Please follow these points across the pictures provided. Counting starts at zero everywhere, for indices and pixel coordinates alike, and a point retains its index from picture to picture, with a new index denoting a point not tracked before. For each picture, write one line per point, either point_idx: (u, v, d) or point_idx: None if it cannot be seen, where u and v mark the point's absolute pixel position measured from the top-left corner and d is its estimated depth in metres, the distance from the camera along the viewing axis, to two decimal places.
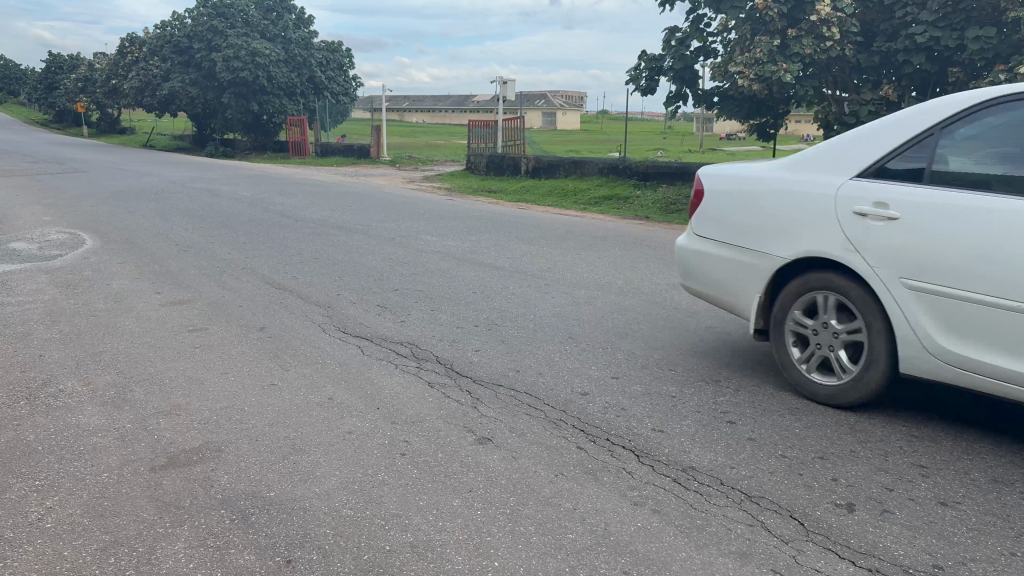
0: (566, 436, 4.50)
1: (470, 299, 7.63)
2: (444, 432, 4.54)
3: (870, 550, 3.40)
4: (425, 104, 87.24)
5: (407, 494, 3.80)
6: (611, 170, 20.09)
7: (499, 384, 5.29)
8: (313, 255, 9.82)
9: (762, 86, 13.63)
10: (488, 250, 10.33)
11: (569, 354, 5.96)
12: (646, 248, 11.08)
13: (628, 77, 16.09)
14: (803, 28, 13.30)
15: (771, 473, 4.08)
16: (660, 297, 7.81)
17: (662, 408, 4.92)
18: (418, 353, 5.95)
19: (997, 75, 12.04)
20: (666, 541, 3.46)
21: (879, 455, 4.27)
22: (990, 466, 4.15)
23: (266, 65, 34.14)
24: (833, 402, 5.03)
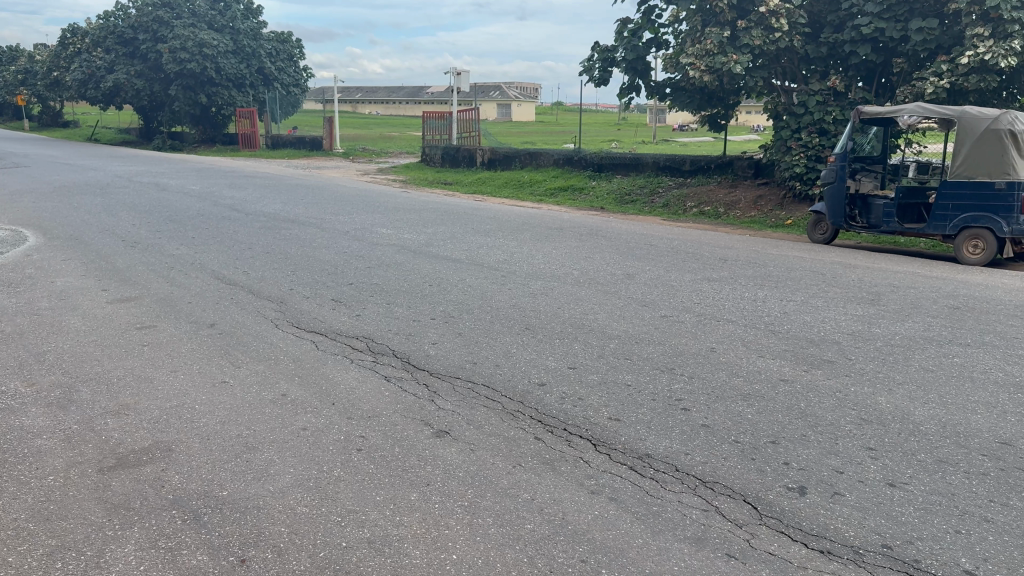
0: (524, 427, 4.50)
1: (425, 292, 7.58)
2: (401, 426, 4.50)
3: (822, 532, 3.47)
4: (378, 95, 86.44)
5: (363, 490, 3.76)
6: (566, 161, 20.15)
7: (456, 377, 5.28)
8: (265, 249, 9.67)
9: (713, 77, 13.82)
10: (443, 243, 10.29)
11: (526, 345, 5.96)
12: (601, 238, 11.14)
13: (582, 69, 16.15)
14: (753, 19, 13.48)
15: (725, 459, 4.14)
16: (615, 287, 7.85)
17: (618, 397, 4.95)
18: (374, 348, 5.89)
19: (939, 66, 12.30)
20: (624, 529, 3.48)
21: (829, 439, 4.35)
22: (935, 447, 4.25)
23: (214, 57, 33.54)
24: (784, 387, 5.11)
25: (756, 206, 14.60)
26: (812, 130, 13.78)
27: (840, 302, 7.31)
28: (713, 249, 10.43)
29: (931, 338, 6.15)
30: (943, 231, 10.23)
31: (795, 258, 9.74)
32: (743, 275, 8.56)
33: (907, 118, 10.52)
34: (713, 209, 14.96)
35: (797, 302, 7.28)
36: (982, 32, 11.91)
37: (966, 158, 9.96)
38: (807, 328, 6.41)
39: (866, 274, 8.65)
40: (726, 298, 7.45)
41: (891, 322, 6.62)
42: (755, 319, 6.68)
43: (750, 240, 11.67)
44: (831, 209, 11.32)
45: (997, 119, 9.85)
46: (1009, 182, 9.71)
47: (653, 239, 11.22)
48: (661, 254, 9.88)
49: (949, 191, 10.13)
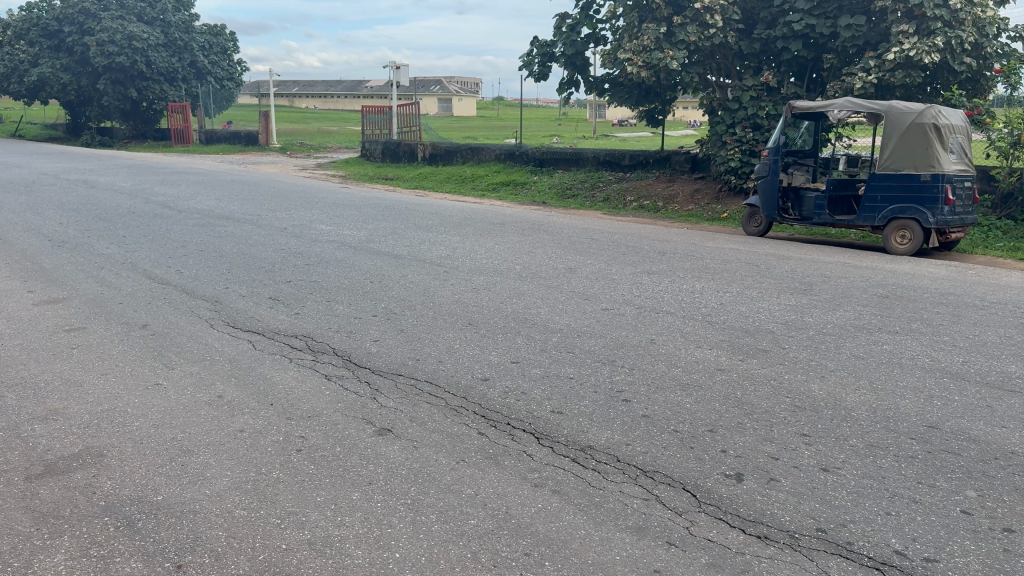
0: (467, 423, 4.49)
1: (366, 288, 7.50)
2: (342, 425, 4.45)
3: (758, 518, 3.55)
4: (316, 89, 85.20)
5: (303, 491, 3.71)
6: (508, 156, 20.15)
7: (398, 374, 5.24)
8: (199, 247, 9.45)
9: (650, 73, 14.00)
10: (385, 239, 10.19)
11: (469, 341, 5.94)
12: (543, 233, 11.17)
13: (522, 64, 16.17)
14: (688, 16, 13.69)
15: (665, 448, 4.20)
16: (557, 281, 7.89)
17: (560, 390, 4.98)
18: (314, 346, 5.81)
19: (867, 62, 12.67)
20: (566, 521, 3.50)
21: (765, 427, 4.45)
22: (866, 432, 4.39)
23: (144, 50, 32.60)
24: (721, 377, 5.22)
25: (693, 200, 14.84)
26: (745, 125, 14.07)
27: (775, 292, 7.47)
28: (652, 242, 10.57)
29: (862, 326, 6.34)
30: (872, 223, 10.55)
31: (731, 250, 9.93)
32: (682, 268, 8.69)
33: (837, 113, 10.87)
34: (652, 202, 15.15)
35: (733, 293, 7.42)
36: (906, 29, 12.34)
37: (892, 152, 10.26)
38: (743, 319, 6.54)
39: (800, 265, 8.86)
40: (665, 290, 7.56)
41: (823, 311, 6.80)
42: (693, 311, 6.79)
43: (688, 233, 11.85)
44: (765, 203, 11.56)
45: (921, 113, 10.21)
46: (933, 174, 10.04)
47: (595, 233, 11.30)
48: (602, 248, 9.95)
49: (878, 183, 10.45)
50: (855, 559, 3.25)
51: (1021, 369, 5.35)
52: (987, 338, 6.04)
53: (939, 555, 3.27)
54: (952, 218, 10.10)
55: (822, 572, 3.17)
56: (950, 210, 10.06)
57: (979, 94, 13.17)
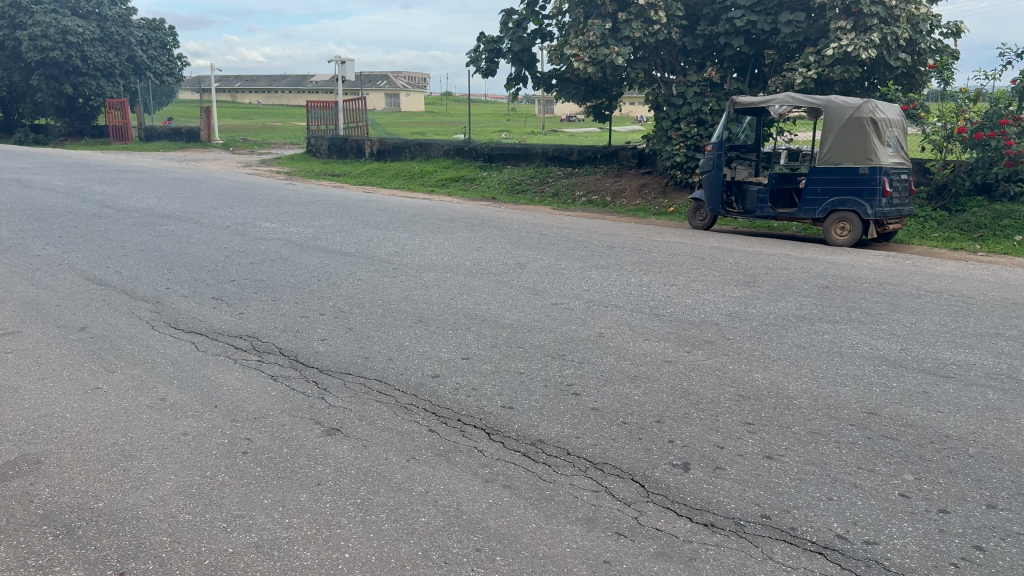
0: (417, 420, 4.48)
1: (312, 287, 7.41)
2: (289, 426, 4.40)
3: (705, 506, 3.61)
4: (260, 84, 83.77)
5: (249, 494, 3.66)
6: (456, 151, 20.08)
7: (347, 373, 5.20)
8: (139, 247, 9.24)
9: (596, 68, 14.10)
10: (331, 236, 10.07)
11: (419, 338, 5.92)
12: (492, 228, 11.17)
13: (469, 60, 16.14)
14: (633, 12, 13.81)
15: (614, 440, 4.24)
16: (506, 277, 7.91)
17: (510, 385, 4.99)
18: (259, 346, 5.72)
19: (807, 58, 12.93)
20: (517, 515, 3.52)
21: (710, 416, 4.53)
22: (808, 419, 4.49)
23: (80, 45, 31.68)
24: (668, 368, 5.29)
25: (641, 194, 14.99)
26: (690, 120, 14.26)
27: (719, 284, 7.60)
28: (601, 236, 10.66)
29: (803, 316, 6.48)
30: (813, 215, 10.78)
31: (677, 244, 10.07)
32: (629, 262, 8.77)
33: (778, 108, 11.08)
34: (600, 197, 15.27)
35: (679, 286, 7.52)
36: (844, 26, 12.64)
37: (832, 146, 10.50)
38: (689, 311, 6.64)
39: (744, 257, 9.02)
40: (614, 284, 7.62)
41: (766, 302, 6.94)
42: (640, 304, 6.87)
43: (636, 228, 11.97)
44: (710, 196, 11.76)
45: (858, 107, 10.48)
46: (871, 167, 10.31)
47: (544, 228, 11.34)
48: (551, 243, 10.00)
49: (818, 176, 10.68)
50: (798, 544, 3.33)
51: (955, 355, 5.54)
52: (924, 326, 6.23)
53: (879, 537, 3.37)
54: (890, 209, 10.38)
55: (767, 557, 3.24)
56: (888, 202, 10.33)
57: (913, 89, 13.55)
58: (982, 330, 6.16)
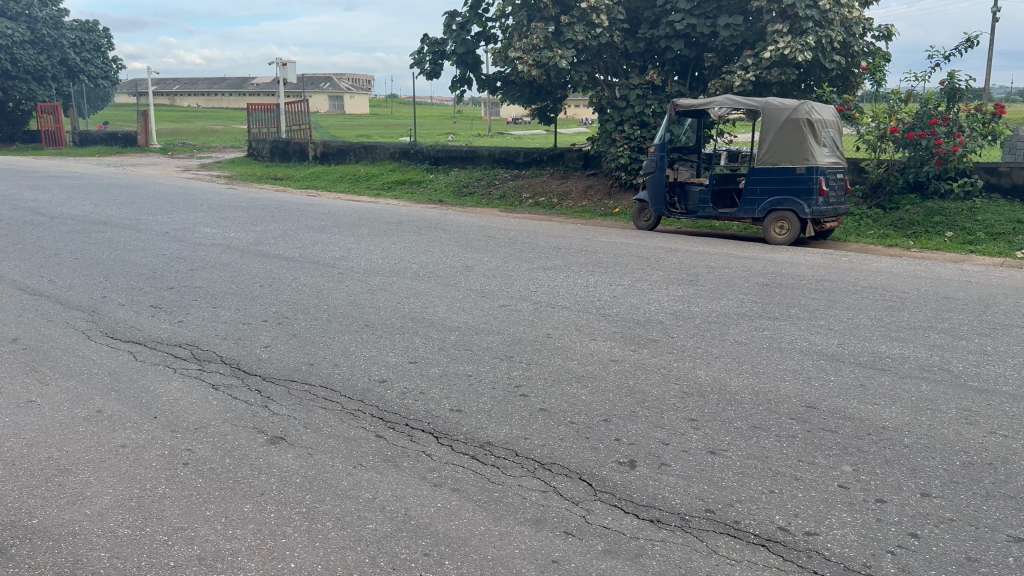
0: (364, 426, 4.44)
1: (255, 293, 7.30)
2: (231, 435, 4.32)
3: (651, 502, 3.66)
4: (200, 87, 82.15)
5: (191, 506, 3.58)
6: (402, 154, 19.99)
7: (291, 380, 5.13)
8: (73, 255, 8.97)
9: (540, 71, 14.17)
10: (274, 241, 9.92)
11: (365, 342, 5.88)
12: (439, 231, 11.14)
13: (413, 62, 16.07)
14: (575, 15, 13.91)
15: (561, 440, 4.27)
16: (454, 280, 7.89)
17: (458, 388, 4.98)
18: (200, 355, 5.62)
19: (746, 60, 13.19)
20: (466, 518, 3.52)
21: (655, 414, 4.59)
22: (750, 414, 4.59)
23: (8, 47, 30.59)
24: (615, 367, 5.35)
25: (587, 196, 15.11)
26: (633, 123, 14.44)
27: (663, 284, 7.70)
28: (547, 238, 10.72)
29: (744, 313, 6.62)
30: (753, 215, 11.01)
31: (622, 244, 10.18)
32: (576, 262, 8.84)
33: (718, 110, 11.30)
34: (547, 199, 15.34)
35: (624, 286, 7.60)
36: (780, 29, 12.91)
37: (770, 147, 10.74)
38: (634, 310, 6.71)
39: (687, 256, 9.16)
40: (561, 285, 7.66)
41: (709, 300, 7.06)
42: (586, 304, 6.93)
43: (582, 229, 12.07)
44: (653, 197, 11.93)
45: (795, 109, 10.71)
46: (808, 167, 10.58)
47: (491, 231, 11.36)
48: (498, 245, 10.01)
49: (757, 177, 10.91)
50: (742, 537, 3.39)
51: (890, 348, 5.71)
52: (859, 321, 6.41)
53: (820, 528, 3.45)
54: (826, 208, 10.65)
55: (712, 551, 3.29)
56: (824, 201, 10.61)
57: (848, 91, 14.00)
58: (915, 323, 6.35)
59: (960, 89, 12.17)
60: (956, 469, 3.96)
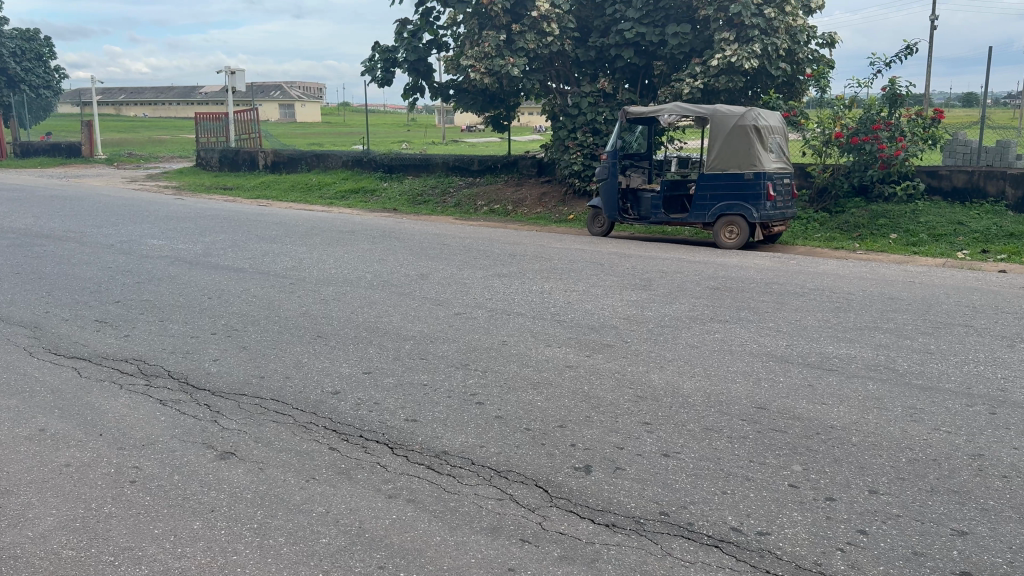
0: (317, 439, 4.39)
1: (205, 305, 7.18)
2: (180, 451, 4.24)
3: (606, 506, 3.68)
4: (146, 96, 80.62)
5: (138, 525, 3.50)
6: (354, 162, 19.86)
7: (242, 394, 5.05)
8: (14, 269, 8.72)
9: (493, 79, 14.21)
10: (223, 252, 9.77)
11: (318, 354, 5.82)
12: (393, 240, 11.09)
13: (364, 69, 15.98)
14: (526, 23, 13.98)
15: (517, 447, 4.27)
16: (408, 288, 7.86)
17: (414, 398, 4.95)
18: (147, 370, 5.50)
19: (694, 68, 13.39)
20: (421, 529, 3.50)
21: (610, 418, 4.62)
22: (702, 416, 4.65)
23: None
24: (570, 373, 5.38)
25: (541, 203, 15.18)
26: (586, 130, 14.56)
27: (617, 289, 7.77)
28: (502, 245, 10.73)
29: (696, 317, 6.71)
30: (704, 220, 11.17)
31: (576, 250, 10.25)
32: (530, 269, 8.87)
33: (667, 117, 11.46)
34: (502, 206, 15.37)
35: (579, 292, 7.65)
36: (727, 37, 13.13)
37: (718, 153, 10.92)
38: (588, 316, 6.75)
39: (640, 262, 9.26)
40: (515, 292, 7.68)
41: (661, 304, 7.14)
42: (541, 311, 6.95)
43: (536, 236, 12.12)
44: (607, 204, 12.05)
45: (742, 116, 10.91)
46: (756, 172, 10.77)
47: (445, 238, 11.34)
48: (453, 252, 10.00)
49: (707, 182, 11.08)
50: (695, 538, 3.43)
51: (837, 349, 5.83)
52: (807, 322, 6.54)
53: (771, 527, 3.51)
54: (774, 212, 10.86)
55: (666, 553, 3.32)
56: (772, 206, 10.81)
57: (793, 97, 14.30)
58: (860, 324, 6.50)
59: (901, 95, 12.55)
60: (902, 466, 4.05)
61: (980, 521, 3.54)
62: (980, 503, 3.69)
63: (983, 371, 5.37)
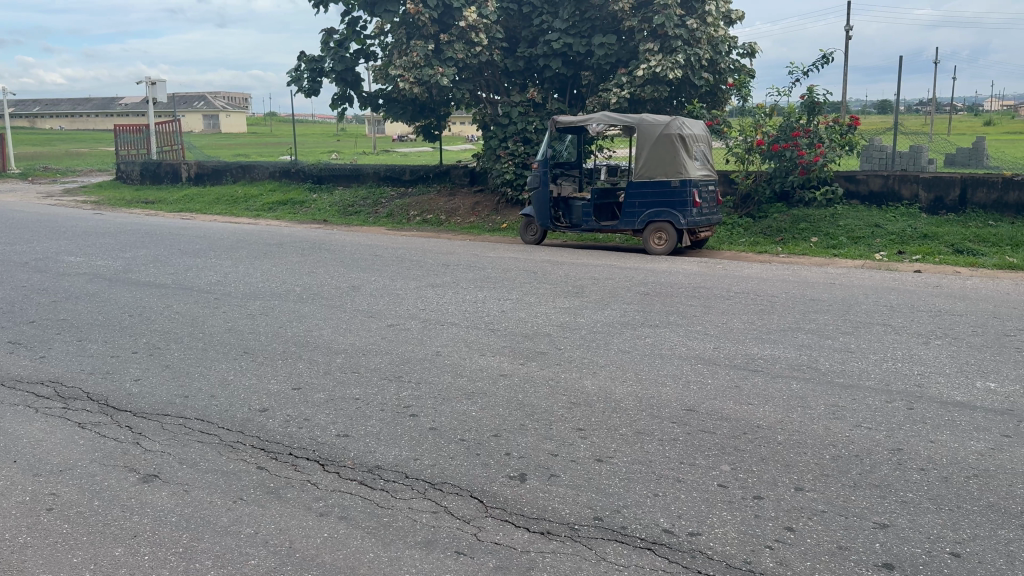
0: (245, 458, 4.29)
1: (125, 324, 6.95)
2: (100, 476, 4.09)
3: (541, 514, 3.69)
4: (63, 108, 77.86)
5: (55, 554, 3.36)
6: (282, 173, 19.54)
7: (165, 414, 4.90)
8: None
9: (422, 89, 14.16)
10: (145, 268, 9.48)
11: (245, 370, 5.69)
12: (323, 252, 10.94)
13: (290, 79, 15.76)
14: (454, 33, 14.00)
15: (452, 459, 4.26)
16: (339, 301, 7.76)
17: (346, 412, 4.89)
18: (64, 392, 5.29)
19: (620, 78, 13.61)
20: (353, 546, 3.45)
21: (544, 426, 4.64)
22: (634, 420, 4.71)
23: None
24: (504, 381, 5.38)
25: (474, 212, 15.19)
26: (516, 139, 14.65)
27: (550, 296, 7.82)
28: (434, 255, 10.69)
29: (627, 322, 6.80)
30: (633, 227, 11.36)
31: (508, 259, 10.28)
32: (463, 278, 8.85)
33: (596, 126, 11.62)
34: (435, 216, 15.32)
35: (512, 301, 7.67)
36: (652, 47, 13.38)
37: (645, 161, 11.12)
38: (521, 324, 6.77)
39: (572, 269, 9.34)
40: (449, 302, 7.66)
41: (594, 311, 7.22)
42: (475, 320, 6.95)
43: (469, 245, 12.11)
44: (539, 212, 12.14)
45: (667, 124, 11.11)
46: (682, 180, 11.00)
47: (377, 249, 11.24)
48: (385, 263, 9.92)
49: (635, 190, 11.26)
50: (628, 542, 3.47)
51: (763, 350, 5.99)
52: (734, 325, 6.70)
53: (702, 528, 3.57)
54: (700, 218, 11.10)
55: (600, 558, 3.35)
56: (698, 212, 11.05)
57: (717, 106, 14.66)
58: (785, 325, 6.69)
59: (818, 102, 12.97)
60: (827, 462, 4.18)
61: (900, 513, 3.67)
62: (900, 496, 3.82)
63: (900, 368, 5.58)
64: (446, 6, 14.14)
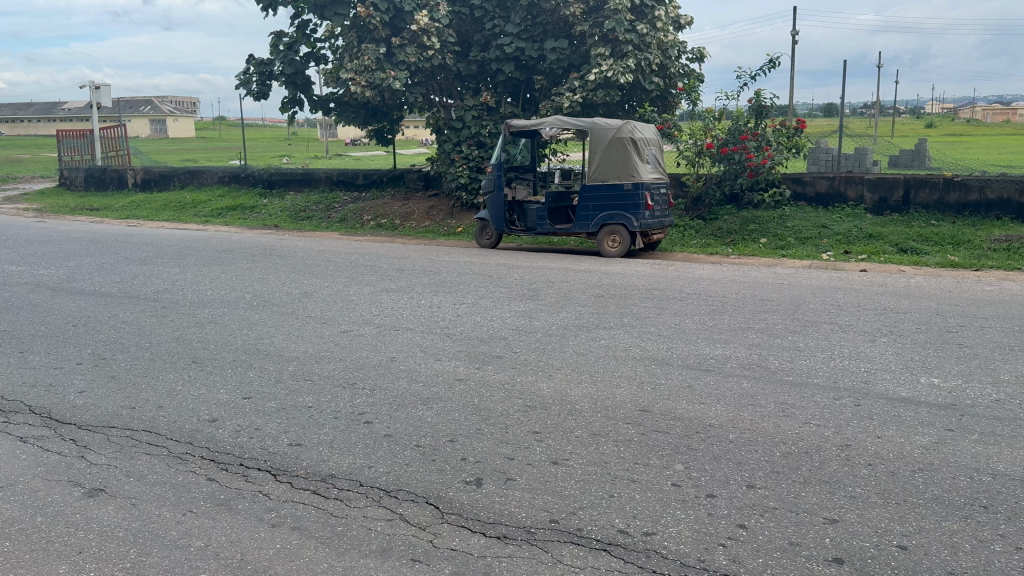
0: (194, 470, 4.21)
1: (69, 334, 6.77)
2: (43, 491, 3.97)
3: (497, 518, 3.69)
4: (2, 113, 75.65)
5: None
6: (233, 179, 19.23)
7: (111, 426, 4.78)
8: None
9: (374, 92, 14.06)
10: (89, 277, 9.25)
11: (194, 380, 5.58)
12: (275, 258, 10.80)
13: (239, 83, 15.53)
14: (405, 37, 13.95)
15: (407, 465, 4.23)
16: (292, 307, 7.66)
17: (299, 421, 4.83)
18: (4, 406, 5.13)
19: (573, 82, 13.70)
20: (307, 557, 3.40)
21: (500, 430, 4.64)
22: (589, 422, 4.73)
23: None
24: (459, 386, 5.36)
25: (428, 216, 15.14)
26: (470, 143, 14.65)
27: (505, 300, 7.82)
28: (388, 260, 10.62)
29: (582, 325, 6.83)
30: (587, 230, 11.44)
31: (463, 263, 10.27)
32: (417, 283, 8.81)
33: (549, 130, 11.66)
34: (389, 220, 15.23)
35: (467, 305, 7.66)
36: (603, 52, 13.49)
37: (598, 165, 11.20)
38: (476, 328, 6.76)
39: (527, 272, 9.36)
40: (403, 307, 7.61)
41: (548, 314, 7.24)
42: (430, 325, 6.92)
43: (423, 249, 12.06)
44: (493, 216, 12.15)
45: (619, 128, 11.20)
46: (634, 183, 11.09)
47: (330, 255, 11.13)
48: (338, 269, 9.82)
49: (589, 193, 11.34)
50: (584, 544, 3.48)
51: (714, 350, 6.07)
52: (686, 325, 6.78)
53: (656, 527, 3.60)
54: (652, 221, 11.22)
55: (557, 561, 3.36)
56: (650, 215, 11.16)
57: (667, 110, 14.85)
58: (737, 325, 6.78)
59: (765, 106, 13.25)
60: (777, 460, 4.25)
61: (849, 508, 3.75)
62: (848, 491, 3.91)
63: (848, 365, 5.71)
64: (397, 9, 14.08)
